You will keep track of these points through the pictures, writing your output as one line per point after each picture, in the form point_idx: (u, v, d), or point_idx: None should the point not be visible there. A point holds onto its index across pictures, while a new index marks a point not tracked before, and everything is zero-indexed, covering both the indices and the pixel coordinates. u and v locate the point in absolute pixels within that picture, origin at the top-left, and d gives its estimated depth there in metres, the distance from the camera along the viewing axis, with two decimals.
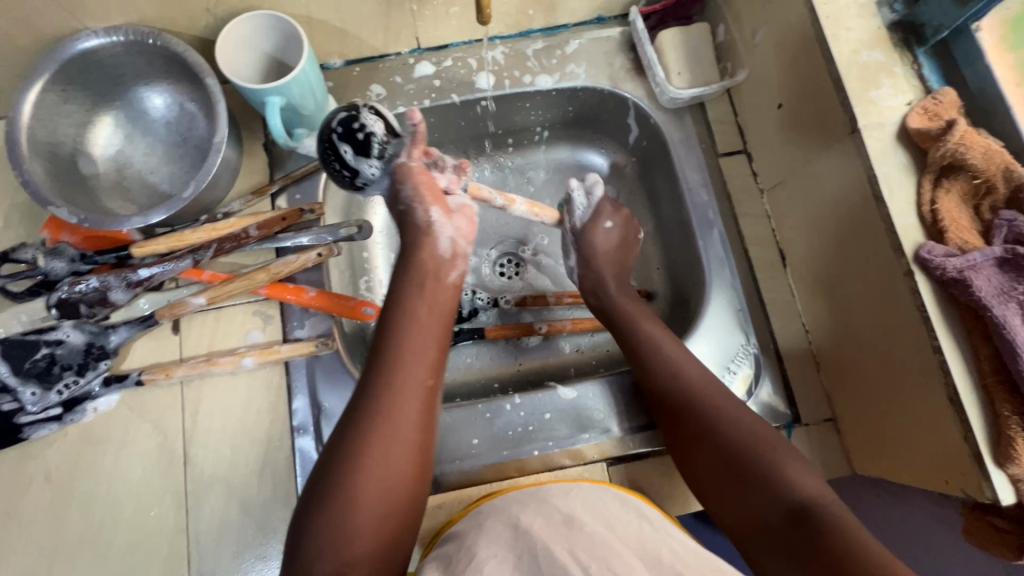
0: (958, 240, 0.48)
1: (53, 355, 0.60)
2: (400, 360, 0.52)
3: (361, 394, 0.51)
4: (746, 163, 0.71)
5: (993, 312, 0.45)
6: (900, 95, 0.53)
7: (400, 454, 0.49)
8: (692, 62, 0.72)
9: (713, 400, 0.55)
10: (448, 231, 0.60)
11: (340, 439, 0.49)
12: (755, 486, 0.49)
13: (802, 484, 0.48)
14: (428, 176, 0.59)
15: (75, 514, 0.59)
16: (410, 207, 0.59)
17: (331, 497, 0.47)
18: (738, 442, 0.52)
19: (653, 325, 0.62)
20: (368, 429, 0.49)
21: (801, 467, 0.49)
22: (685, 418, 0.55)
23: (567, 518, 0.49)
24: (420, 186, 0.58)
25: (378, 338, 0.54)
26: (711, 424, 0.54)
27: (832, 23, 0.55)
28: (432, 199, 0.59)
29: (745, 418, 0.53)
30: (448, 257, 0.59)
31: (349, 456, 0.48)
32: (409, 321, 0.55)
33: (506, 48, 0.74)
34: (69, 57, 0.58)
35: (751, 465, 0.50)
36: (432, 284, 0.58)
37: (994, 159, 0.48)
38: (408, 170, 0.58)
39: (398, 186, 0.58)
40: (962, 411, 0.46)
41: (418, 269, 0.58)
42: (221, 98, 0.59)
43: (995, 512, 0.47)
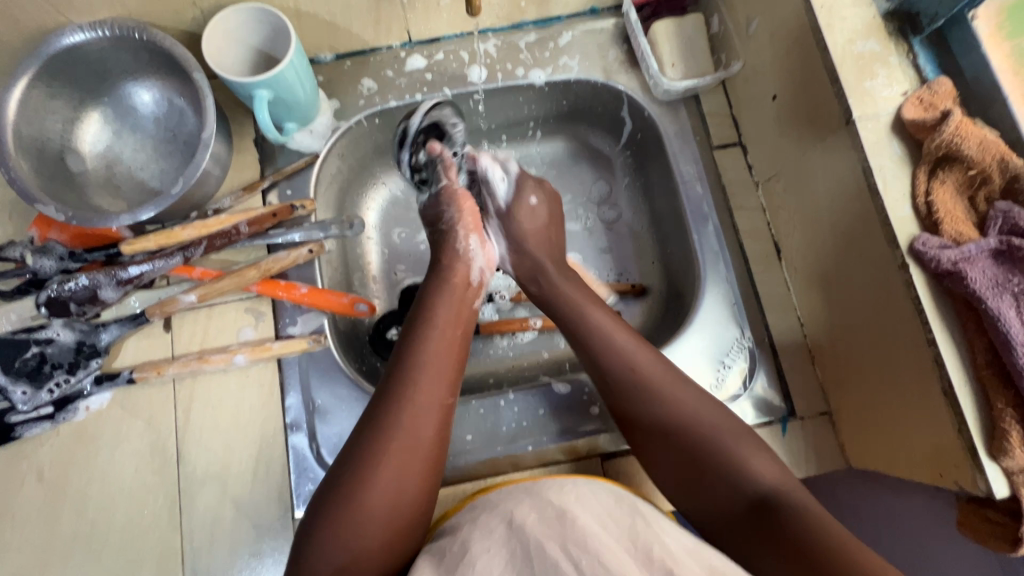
0: (953, 232, 0.48)
1: (44, 354, 0.60)
2: (419, 378, 0.52)
3: (376, 408, 0.51)
4: (741, 155, 0.71)
5: (988, 304, 0.45)
6: (896, 85, 0.53)
7: (414, 469, 0.48)
8: (686, 54, 0.72)
9: (660, 390, 0.53)
10: (477, 260, 0.63)
11: (355, 450, 0.48)
12: (718, 476, 0.49)
13: (764, 473, 0.48)
14: (469, 203, 0.65)
15: (67, 514, 0.59)
16: (452, 229, 0.63)
17: (341, 509, 0.46)
18: (699, 430, 0.51)
19: (596, 309, 0.60)
20: (386, 441, 0.48)
21: (760, 453, 0.50)
22: (639, 408, 0.54)
23: (560, 512, 0.48)
24: (465, 210, 0.64)
25: (397, 354, 0.54)
26: (667, 412, 0.52)
27: (827, 13, 0.55)
28: (473, 226, 0.64)
29: (699, 403, 0.53)
30: (475, 283, 0.62)
31: (363, 468, 0.47)
32: (429, 339, 0.55)
33: (498, 41, 0.73)
34: (55, 53, 0.57)
35: (705, 453, 0.50)
36: (456, 301, 0.59)
37: (990, 150, 0.47)
38: (455, 195, 0.65)
39: (442, 208, 0.65)
40: (957, 404, 0.46)
41: (445, 288, 0.60)
42: (209, 93, 0.59)
43: (991, 505, 0.47)
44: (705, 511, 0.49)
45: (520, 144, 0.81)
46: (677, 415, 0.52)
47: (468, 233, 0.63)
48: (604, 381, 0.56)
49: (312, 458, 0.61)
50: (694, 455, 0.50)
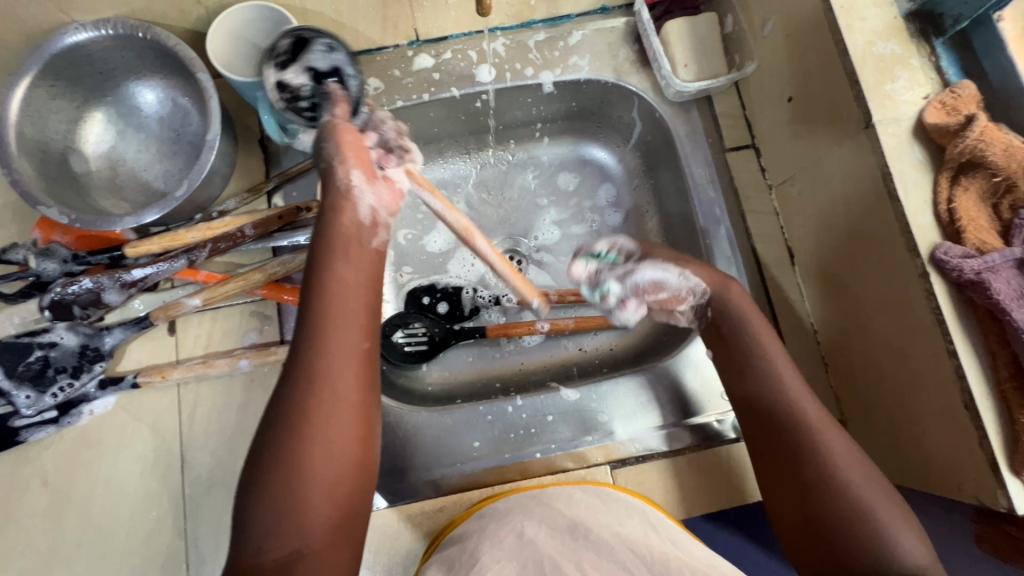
0: (976, 241, 0.46)
1: (47, 358, 0.60)
2: (325, 333, 0.44)
3: (286, 371, 0.44)
4: (755, 158, 0.69)
5: (1012, 316, 0.43)
6: (917, 88, 0.51)
7: (345, 432, 0.44)
8: (699, 53, 0.70)
9: (827, 442, 0.48)
10: (366, 203, 0.49)
11: (273, 421, 0.43)
12: (858, 550, 0.44)
13: (912, 556, 0.43)
14: (355, 134, 0.50)
15: (71, 519, 0.59)
16: (330, 163, 0.48)
17: (271, 482, 0.42)
18: (848, 492, 0.46)
19: (767, 331, 0.54)
20: (301, 409, 0.43)
21: (907, 529, 0.44)
22: (798, 459, 0.48)
23: (571, 526, 0.49)
24: (344, 144, 0.49)
25: (302, 302, 0.46)
26: (829, 468, 0.47)
27: (846, 14, 0.53)
28: (358, 162, 0.49)
29: (865, 480, 0.46)
30: (369, 223, 0.49)
31: (285, 438, 0.42)
32: (329, 286, 0.46)
33: (507, 40, 0.72)
34: (57, 52, 0.57)
35: (853, 525, 0.45)
36: (352, 256, 0.47)
37: (1015, 157, 0.46)
38: (337, 126, 0.50)
39: (320, 144, 0.50)
40: (978, 417, 0.45)
41: (335, 241, 0.47)
42: (214, 94, 0.58)
43: (1011, 521, 0.47)
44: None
45: (527, 144, 0.80)
46: (834, 472, 0.47)
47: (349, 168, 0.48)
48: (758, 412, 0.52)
49: None
50: (827, 523, 0.46)
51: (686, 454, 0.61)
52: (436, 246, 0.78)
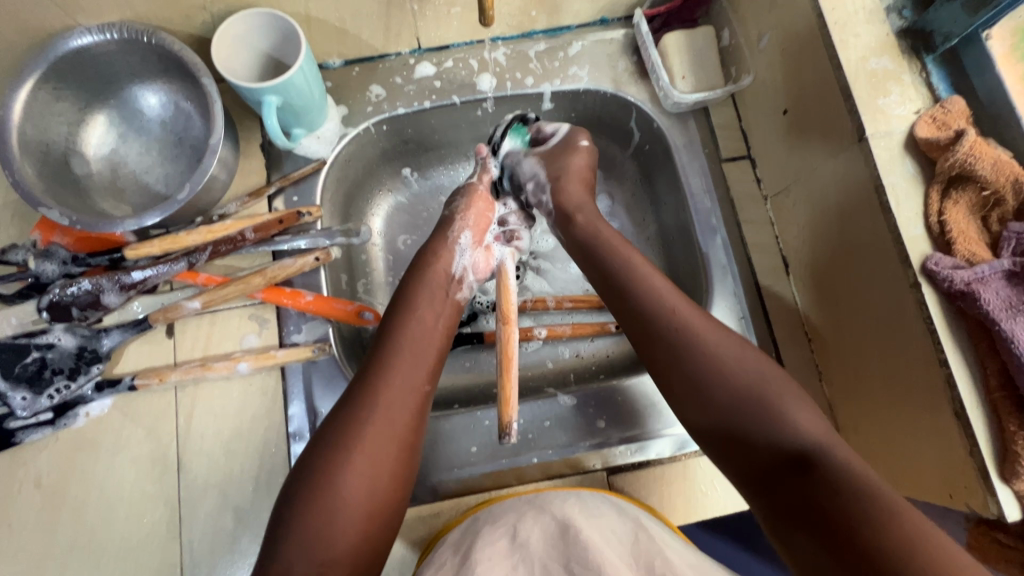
0: (966, 252, 0.48)
1: (45, 359, 0.60)
2: (395, 366, 0.50)
3: (353, 392, 0.49)
4: (750, 169, 0.70)
5: (1001, 326, 0.44)
6: (908, 103, 0.52)
7: (393, 452, 0.47)
8: (696, 66, 0.71)
9: (706, 339, 0.50)
10: (464, 258, 0.61)
11: (330, 433, 0.47)
12: (753, 426, 0.46)
13: (807, 427, 0.44)
14: (486, 206, 0.65)
15: (65, 522, 0.58)
16: (453, 217, 0.63)
17: (318, 488, 0.44)
18: (733, 377, 0.48)
19: (634, 256, 0.56)
20: (362, 425, 0.47)
21: (805, 407, 0.46)
22: (680, 362, 0.50)
23: (562, 527, 0.49)
24: (472, 209, 0.64)
25: (378, 340, 0.53)
26: (704, 359, 0.49)
27: (840, 30, 0.54)
28: (473, 226, 0.63)
29: (743, 354, 0.49)
30: (457, 278, 0.60)
31: (340, 445, 0.46)
32: (406, 326, 0.54)
33: (508, 49, 0.73)
34: (62, 55, 0.57)
35: (751, 407, 0.46)
36: (434, 303, 0.56)
37: (1003, 171, 0.47)
38: (474, 191, 0.66)
39: (455, 199, 0.65)
40: (969, 426, 0.46)
41: (423, 290, 0.57)
42: (217, 98, 0.58)
43: (1000, 527, 0.48)
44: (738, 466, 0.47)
45: None
46: (719, 365, 0.48)
47: (464, 227, 0.62)
48: (639, 329, 0.52)
49: None
50: (733, 411, 0.47)
51: (681, 460, 0.62)
52: None
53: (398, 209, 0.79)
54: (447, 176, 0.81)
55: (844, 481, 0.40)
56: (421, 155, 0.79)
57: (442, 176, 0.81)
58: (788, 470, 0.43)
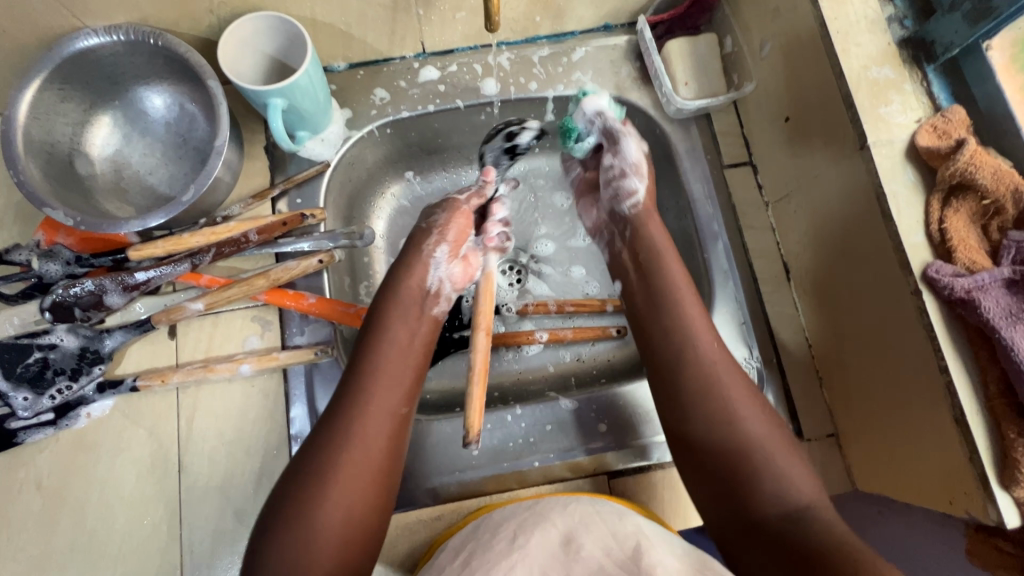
0: (966, 260, 0.48)
1: (46, 360, 0.60)
2: (374, 387, 0.51)
3: (326, 421, 0.49)
4: (752, 175, 0.71)
5: (1001, 333, 0.45)
6: (910, 112, 0.53)
7: (370, 475, 0.48)
8: (699, 72, 0.72)
9: (723, 391, 0.53)
10: (438, 270, 0.61)
11: (308, 459, 0.47)
12: (756, 477, 0.48)
13: (802, 486, 0.47)
14: (466, 221, 0.64)
15: (64, 524, 0.58)
16: (430, 230, 0.62)
17: (293, 521, 0.44)
18: (742, 432, 0.50)
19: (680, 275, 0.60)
20: (335, 455, 0.47)
21: (801, 468, 0.49)
22: (689, 402, 0.53)
23: (565, 538, 0.48)
24: (452, 222, 0.63)
25: (352, 366, 0.53)
26: (720, 414, 0.51)
27: (842, 38, 0.55)
28: (451, 241, 0.63)
29: (755, 416, 0.51)
30: (433, 293, 0.60)
31: (314, 476, 0.46)
32: (381, 351, 0.54)
33: (512, 54, 0.73)
34: (68, 56, 0.57)
35: (750, 460, 0.49)
36: (409, 320, 0.57)
37: (1004, 180, 0.48)
38: (455, 207, 0.65)
39: (432, 212, 0.64)
40: (969, 432, 0.46)
41: (398, 310, 0.57)
42: (223, 101, 0.58)
43: (1002, 535, 0.48)
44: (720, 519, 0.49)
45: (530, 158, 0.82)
46: (732, 419, 0.51)
47: (440, 241, 0.62)
48: (658, 367, 0.56)
49: None
50: (733, 463, 0.49)
51: None
52: None
53: (399, 212, 0.80)
54: (449, 179, 0.81)
55: (828, 539, 0.43)
56: (424, 158, 0.79)
57: (445, 179, 0.81)
58: (776, 525, 0.45)
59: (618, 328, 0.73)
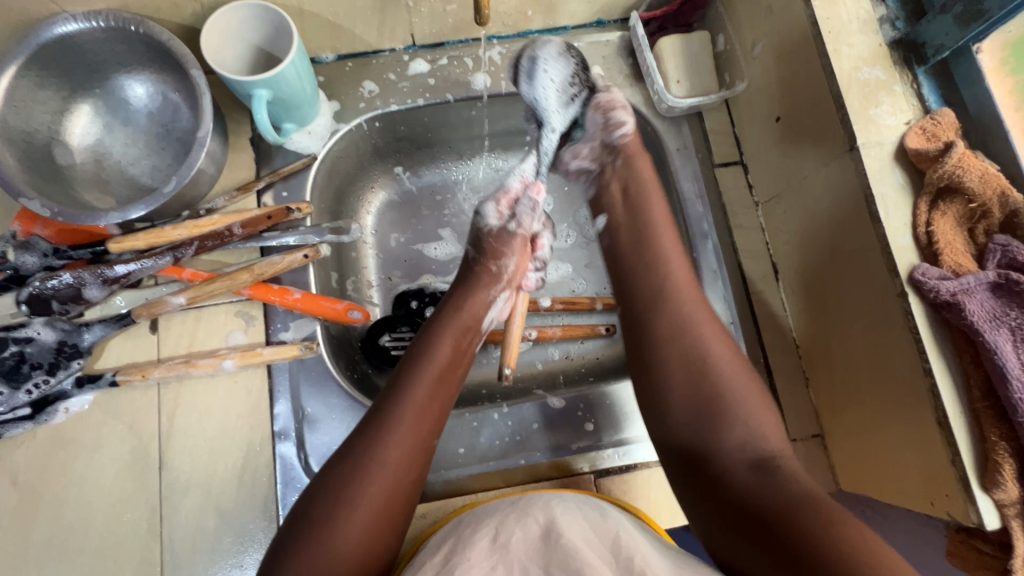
0: (953, 263, 0.48)
1: (23, 354, 0.58)
2: (414, 402, 0.51)
3: (354, 447, 0.49)
4: (742, 174, 0.71)
5: (984, 337, 0.45)
6: (900, 113, 0.53)
7: (399, 486, 0.48)
8: (691, 71, 0.71)
9: (702, 337, 0.54)
10: (495, 311, 0.62)
11: (342, 463, 0.48)
12: (728, 425, 0.50)
13: (771, 436, 0.49)
14: (526, 263, 0.65)
15: (41, 520, 0.57)
16: (500, 275, 0.63)
17: (319, 523, 0.45)
18: (713, 381, 0.52)
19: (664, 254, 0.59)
20: (364, 485, 0.47)
21: (768, 417, 0.51)
22: (673, 339, 0.54)
23: (545, 530, 0.48)
24: (519, 262, 0.64)
25: (387, 394, 0.52)
26: (684, 346, 0.53)
27: (834, 39, 0.55)
28: (512, 283, 0.63)
29: (731, 363, 0.53)
30: (481, 331, 0.60)
31: (336, 501, 0.46)
32: (421, 382, 0.53)
33: (503, 48, 0.72)
34: (45, 43, 0.55)
35: (724, 415, 0.50)
36: (458, 343, 0.57)
37: (991, 184, 0.48)
38: (521, 247, 0.65)
39: (501, 251, 0.64)
40: (951, 434, 0.46)
41: (449, 331, 0.57)
42: (207, 90, 0.57)
43: (980, 536, 0.48)
44: (679, 476, 0.51)
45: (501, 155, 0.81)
46: (707, 362, 0.52)
47: (508, 289, 0.63)
48: (636, 322, 0.57)
49: (300, 467, 0.60)
50: (706, 412, 0.51)
51: None
52: (434, 253, 0.78)
53: (389, 207, 0.79)
54: (438, 174, 0.80)
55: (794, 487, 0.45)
56: (414, 154, 0.78)
57: (434, 174, 0.80)
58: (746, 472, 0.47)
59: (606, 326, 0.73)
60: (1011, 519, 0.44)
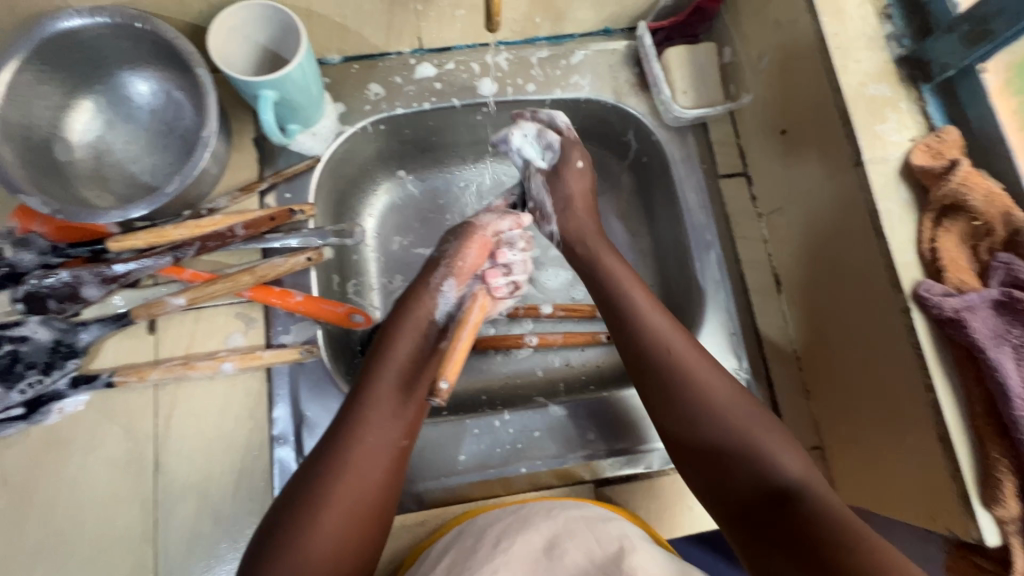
0: (956, 280, 0.49)
1: (16, 353, 0.57)
2: (369, 415, 0.50)
3: (322, 452, 0.49)
4: (745, 186, 0.71)
5: (988, 354, 0.45)
6: (904, 130, 0.53)
7: (364, 506, 0.47)
8: (698, 82, 0.71)
9: (693, 370, 0.52)
10: (445, 303, 0.60)
11: (302, 486, 0.47)
12: (736, 462, 0.48)
13: (792, 467, 0.47)
14: (478, 251, 0.62)
15: (32, 522, 0.56)
16: (440, 260, 0.62)
17: (280, 550, 0.43)
18: (718, 426, 0.49)
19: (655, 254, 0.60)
20: (331, 487, 0.46)
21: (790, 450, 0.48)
22: (670, 400, 0.51)
23: (547, 545, 0.48)
24: (469, 252, 0.62)
25: (351, 398, 0.52)
26: (684, 390, 0.51)
27: (841, 55, 0.55)
28: (460, 272, 0.61)
29: (730, 395, 0.51)
30: (438, 323, 0.58)
31: (307, 506, 0.45)
32: (379, 383, 0.52)
33: (510, 55, 0.72)
34: (49, 37, 0.55)
35: (746, 458, 0.48)
36: (417, 343, 0.56)
37: (994, 203, 0.48)
38: (471, 233, 0.63)
39: (447, 243, 0.64)
40: (953, 451, 0.47)
41: (403, 333, 0.56)
42: (212, 90, 0.57)
43: (980, 552, 0.47)
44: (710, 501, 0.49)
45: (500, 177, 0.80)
46: (708, 404, 0.50)
47: (447, 274, 0.61)
48: (637, 365, 0.54)
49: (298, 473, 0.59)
50: (718, 445, 0.49)
51: (668, 473, 0.62)
52: None
53: (391, 210, 0.78)
54: (441, 178, 0.80)
55: (828, 520, 0.42)
56: (417, 157, 0.78)
57: (436, 178, 0.80)
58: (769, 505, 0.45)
59: (607, 334, 0.73)
60: (1011, 536, 0.45)
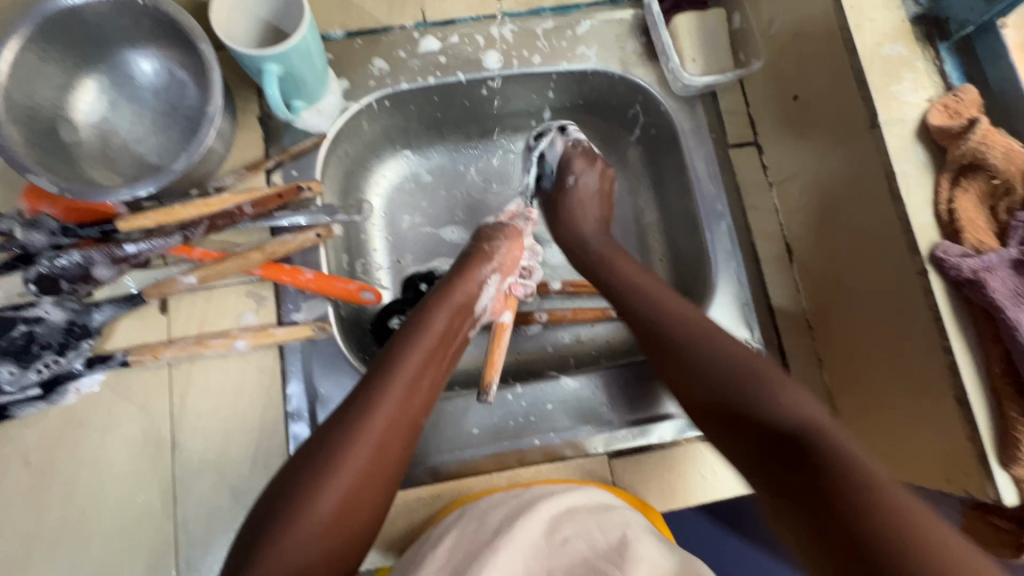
0: (974, 241, 0.48)
1: (32, 334, 0.57)
2: (398, 377, 0.51)
3: (345, 414, 0.48)
4: (756, 155, 0.70)
5: (1006, 314, 0.44)
6: (921, 91, 0.52)
7: (382, 458, 0.47)
8: (707, 49, 0.70)
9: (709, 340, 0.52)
10: (487, 296, 0.62)
11: (327, 436, 0.47)
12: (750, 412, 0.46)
13: (800, 410, 0.45)
14: (520, 253, 0.66)
15: (54, 501, 0.57)
16: (490, 255, 0.63)
17: (299, 501, 0.44)
18: (733, 368, 0.50)
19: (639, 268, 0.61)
20: (349, 450, 0.46)
21: (793, 391, 0.47)
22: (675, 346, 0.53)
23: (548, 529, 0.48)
24: (512, 250, 0.65)
25: (380, 363, 0.52)
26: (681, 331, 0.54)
27: (856, 14, 0.54)
28: (502, 267, 0.64)
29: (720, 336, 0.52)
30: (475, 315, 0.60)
31: (324, 460, 0.46)
32: (413, 354, 0.53)
33: (515, 26, 0.71)
34: (50, 15, 0.54)
35: (747, 405, 0.47)
36: (451, 318, 0.57)
37: (1015, 160, 0.47)
38: (513, 233, 0.67)
39: (490, 239, 0.65)
40: (971, 412, 0.46)
41: (444, 304, 0.58)
42: (217, 65, 0.56)
43: (996, 512, 0.48)
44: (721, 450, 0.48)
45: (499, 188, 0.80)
46: (717, 354, 0.51)
47: (496, 270, 0.63)
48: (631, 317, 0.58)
49: None
50: (728, 398, 0.48)
51: (682, 443, 0.61)
52: (450, 237, 0.78)
53: (398, 189, 0.78)
54: (449, 156, 0.80)
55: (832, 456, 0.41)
56: (423, 136, 0.77)
57: (443, 156, 0.79)
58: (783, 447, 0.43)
59: None
60: None
